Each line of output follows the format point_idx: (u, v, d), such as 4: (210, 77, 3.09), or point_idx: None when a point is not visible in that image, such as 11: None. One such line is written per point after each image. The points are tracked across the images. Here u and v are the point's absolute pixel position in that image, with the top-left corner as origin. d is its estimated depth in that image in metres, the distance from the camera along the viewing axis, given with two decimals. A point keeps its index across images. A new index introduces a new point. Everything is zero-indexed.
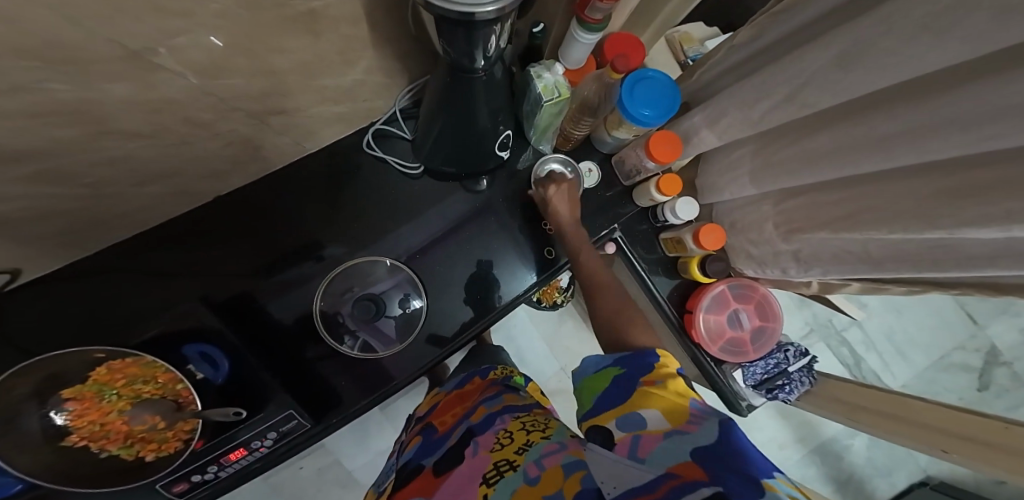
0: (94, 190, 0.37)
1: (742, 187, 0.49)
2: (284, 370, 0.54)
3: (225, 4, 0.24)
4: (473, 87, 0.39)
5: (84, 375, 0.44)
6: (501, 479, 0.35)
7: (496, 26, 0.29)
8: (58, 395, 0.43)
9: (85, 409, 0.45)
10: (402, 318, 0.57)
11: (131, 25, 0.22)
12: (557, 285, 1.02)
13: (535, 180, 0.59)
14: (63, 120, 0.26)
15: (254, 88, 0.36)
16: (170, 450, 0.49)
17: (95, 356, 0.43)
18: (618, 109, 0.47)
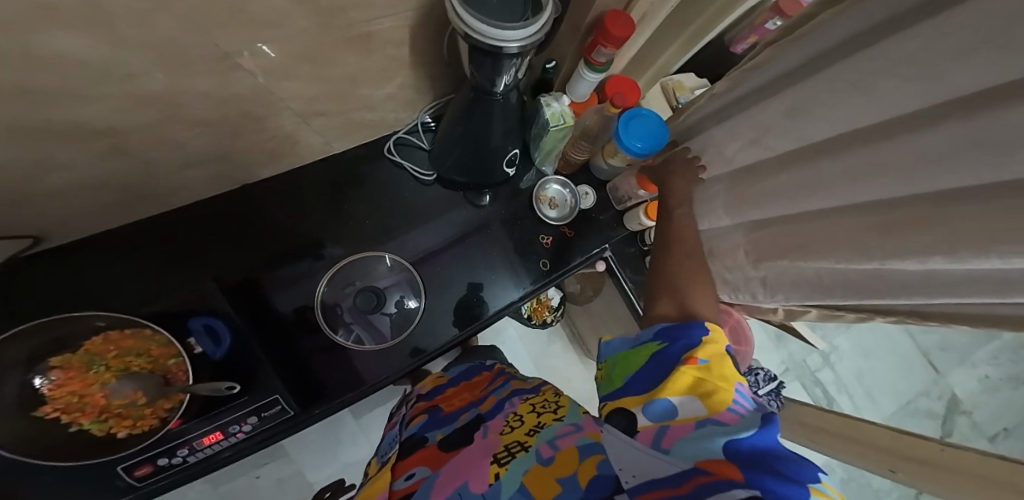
0: (147, 167, 0.41)
1: (718, 218, 0.54)
2: (279, 356, 0.55)
3: (305, 23, 0.30)
4: (491, 107, 0.46)
5: (78, 343, 0.44)
6: (513, 460, 0.36)
7: (517, 59, 0.35)
8: (47, 363, 0.42)
9: (67, 379, 0.43)
10: (397, 316, 0.60)
11: (233, 34, 0.27)
12: (548, 304, 1.07)
13: (537, 203, 0.65)
14: (150, 102, 0.31)
15: (305, 91, 0.41)
16: (144, 427, 0.47)
17: (95, 325, 0.45)
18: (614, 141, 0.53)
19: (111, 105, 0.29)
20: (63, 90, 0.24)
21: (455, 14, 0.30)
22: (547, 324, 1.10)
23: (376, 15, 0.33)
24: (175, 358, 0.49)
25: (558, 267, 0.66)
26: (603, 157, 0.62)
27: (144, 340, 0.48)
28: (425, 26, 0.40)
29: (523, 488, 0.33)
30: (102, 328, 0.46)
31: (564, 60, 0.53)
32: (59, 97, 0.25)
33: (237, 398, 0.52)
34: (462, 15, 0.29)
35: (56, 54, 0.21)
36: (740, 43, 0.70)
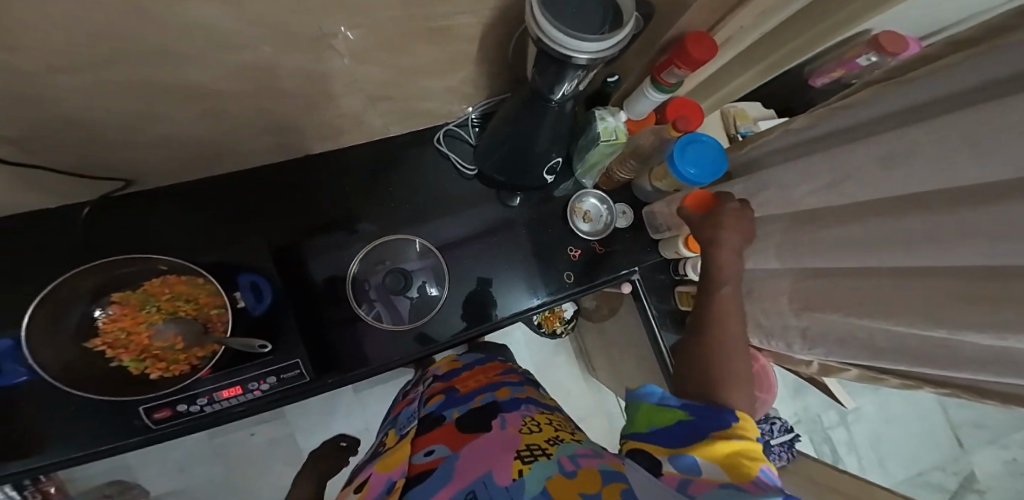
0: (219, 128, 0.43)
1: (766, 260, 0.52)
2: (303, 321, 0.56)
3: (396, 13, 0.30)
4: (544, 113, 0.46)
5: (138, 283, 0.49)
6: (536, 462, 0.35)
7: (581, 71, 0.35)
8: (109, 297, 0.48)
9: (122, 315, 0.49)
10: (418, 301, 0.60)
11: (331, 17, 0.28)
12: (560, 315, 1.04)
13: (571, 210, 0.65)
14: (238, 71, 0.32)
15: (378, 76, 0.42)
16: (175, 372, 0.50)
17: (157, 267, 0.49)
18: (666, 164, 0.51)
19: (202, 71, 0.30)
20: (169, 50, 0.26)
21: (532, 18, 0.30)
22: (557, 335, 1.09)
23: (457, 11, 0.33)
24: (217, 308, 0.52)
25: (582, 282, 0.65)
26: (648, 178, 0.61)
27: (191, 288, 0.51)
28: (498, 27, 0.40)
29: (546, 491, 0.31)
30: (162, 272, 0.50)
31: (630, 77, 0.52)
32: (162, 56, 0.26)
33: (262, 356, 0.53)
34: (539, 21, 0.29)
35: (173, 19, 0.22)
36: (822, 75, 0.68)
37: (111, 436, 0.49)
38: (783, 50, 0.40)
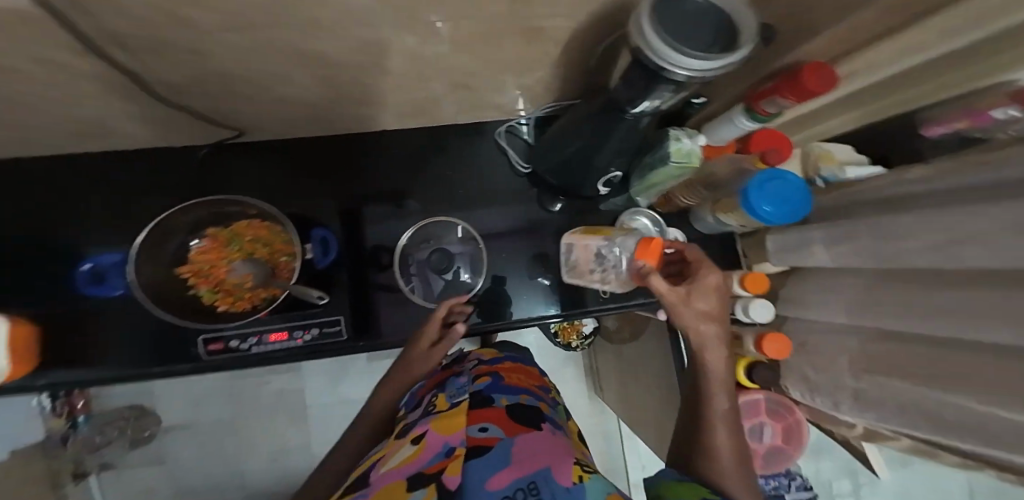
0: (306, 77, 0.45)
1: (832, 313, 0.49)
2: (350, 283, 0.60)
3: None
4: (619, 124, 0.46)
5: (229, 224, 0.59)
6: (595, 474, 0.30)
7: (675, 86, 0.33)
8: (206, 230, 0.58)
9: (210, 248, 0.58)
10: (450, 283, 0.62)
11: None
12: (578, 328, 1.04)
13: (622, 224, 0.64)
14: (343, 25, 0.34)
15: (462, 52, 0.44)
16: (239, 307, 0.57)
17: (248, 210, 0.58)
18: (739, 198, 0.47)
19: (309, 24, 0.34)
20: None
21: (636, 24, 0.27)
22: (573, 348, 1.08)
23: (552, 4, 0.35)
24: (287, 255, 0.59)
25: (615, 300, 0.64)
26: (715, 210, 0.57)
27: (271, 233, 0.59)
28: (584, 30, 0.43)
29: None
30: (251, 216, 0.58)
31: (719, 101, 0.51)
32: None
33: (313, 307, 0.58)
34: (644, 27, 0.26)
35: None
36: (942, 126, 0.35)
37: (176, 359, 0.55)
38: (869, 101, 0.39)
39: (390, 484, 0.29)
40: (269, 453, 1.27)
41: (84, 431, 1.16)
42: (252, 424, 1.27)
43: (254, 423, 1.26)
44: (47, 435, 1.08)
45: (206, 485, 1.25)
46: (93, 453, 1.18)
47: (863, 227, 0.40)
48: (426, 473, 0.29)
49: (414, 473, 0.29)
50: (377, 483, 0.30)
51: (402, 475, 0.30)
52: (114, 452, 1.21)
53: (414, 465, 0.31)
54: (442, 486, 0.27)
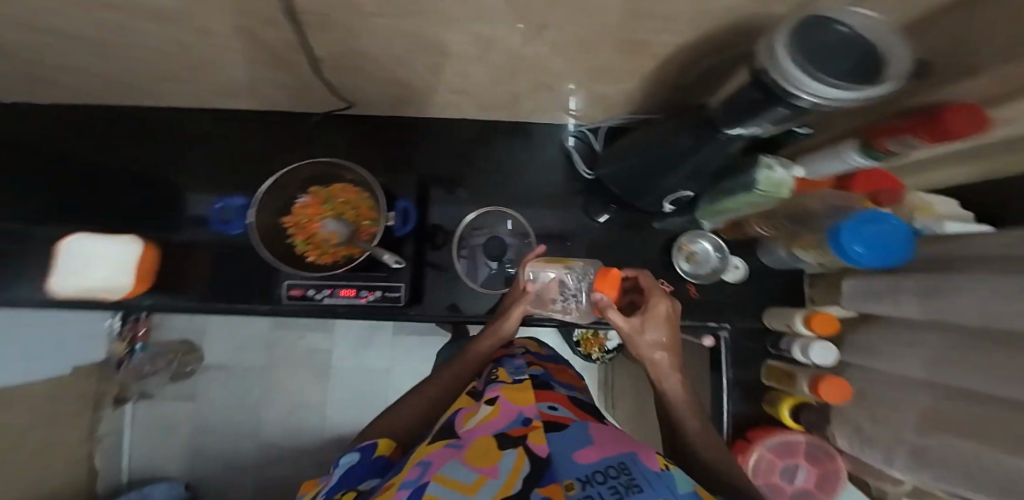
0: (432, 41, 0.52)
1: (909, 366, 0.47)
2: (413, 259, 0.78)
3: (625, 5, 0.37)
4: (710, 142, 0.46)
5: (327, 188, 0.77)
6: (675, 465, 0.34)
7: (786, 111, 0.31)
8: (310, 189, 0.77)
9: (309, 206, 0.76)
10: (496, 269, 0.79)
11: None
12: (600, 341, 1.10)
13: (684, 245, 0.78)
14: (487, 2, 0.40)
15: (569, 45, 0.49)
16: (324, 259, 0.75)
17: (346, 177, 0.76)
18: (828, 237, 0.47)
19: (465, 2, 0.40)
20: None
21: (769, 49, 0.26)
22: (592, 359, 1.13)
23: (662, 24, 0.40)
24: (369, 220, 0.76)
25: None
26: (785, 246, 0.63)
27: (358, 199, 0.76)
28: (685, 55, 0.47)
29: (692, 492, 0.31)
30: (346, 183, 0.76)
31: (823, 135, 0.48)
32: None
33: (378, 273, 0.76)
34: (778, 51, 0.25)
35: None
36: None
37: (281, 302, 0.75)
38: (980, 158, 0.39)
39: (482, 438, 0.36)
40: (287, 406, 1.34)
41: (138, 357, 1.29)
42: (279, 376, 1.35)
43: (284, 375, 1.35)
44: (107, 356, 1.22)
45: (226, 427, 1.34)
46: (137, 381, 1.31)
47: (953, 283, 0.40)
48: (512, 436, 0.36)
49: (499, 433, 0.36)
50: (467, 435, 0.38)
51: (489, 431, 0.37)
52: (155, 383, 1.33)
53: (498, 424, 0.38)
54: (533, 452, 0.33)
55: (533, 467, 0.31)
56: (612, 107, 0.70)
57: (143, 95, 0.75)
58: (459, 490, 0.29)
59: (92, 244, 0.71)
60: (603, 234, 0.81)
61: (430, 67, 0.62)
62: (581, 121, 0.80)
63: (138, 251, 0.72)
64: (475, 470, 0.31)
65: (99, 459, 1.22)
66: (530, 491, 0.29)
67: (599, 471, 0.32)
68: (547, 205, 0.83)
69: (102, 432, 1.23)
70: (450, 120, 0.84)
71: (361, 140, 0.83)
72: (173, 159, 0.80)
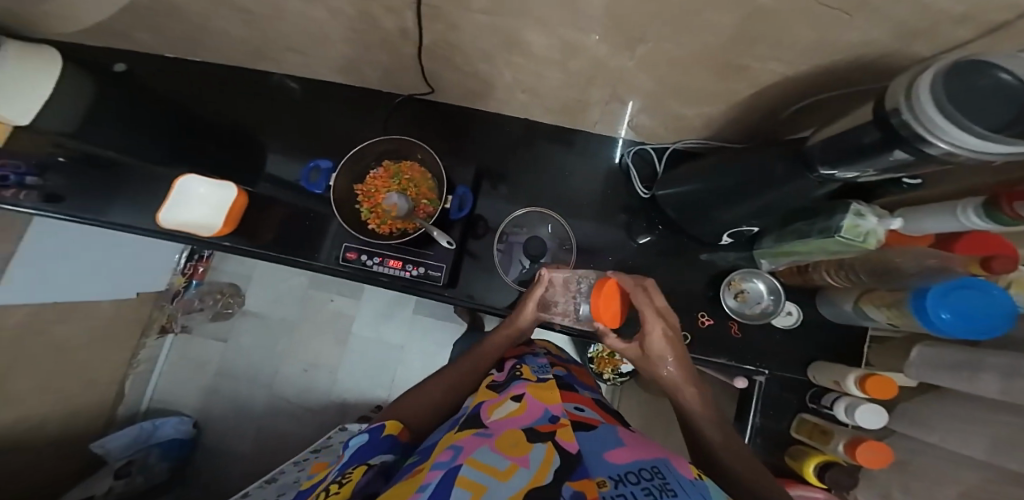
0: (526, 40, 0.54)
1: (970, 447, 0.45)
2: (460, 245, 0.80)
3: (732, 28, 0.37)
4: (793, 180, 0.45)
5: (399, 162, 0.81)
6: None
7: (905, 155, 0.30)
8: (383, 162, 0.81)
9: (379, 176, 0.79)
10: (528, 266, 0.80)
11: (697, 7, 0.35)
12: (615, 364, 1.08)
13: (736, 280, 0.75)
14: (596, 9, 0.41)
15: (658, 64, 0.50)
16: (383, 228, 0.78)
17: (417, 156, 0.80)
18: (910, 307, 0.48)
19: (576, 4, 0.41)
20: None
21: (911, 96, 0.25)
22: (603, 379, 1.11)
23: (767, 51, 0.40)
24: (428, 200, 0.78)
25: (696, 348, 0.74)
26: (854, 299, 0.62)
27: (423, 179, 0.79)
28: (787, 85, 0.46)
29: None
30: (416, 161, 0.81)
31: (938, 188, 0.45)
32: None
33: (425, 252, 0.77)
34: (923, 94, 0.24)
35: None
36: None
37: (333, 263, 0.79)
38: None
39: (510, 430, 0.35)
40: (304, 363, 1.39)
41: (191, 293, 1.40)
42: (304, 334, 1.41)
43: (309, 334, 1.40)
44: (167, 287, 1.32)
45: (247, 372, 1.40)
46: (183, 315, 1.41)
47: None
48: (539, 431, 0.35)
49: (527, 427, 0.36)
50: (497, 426, 0.37)
51: (517, 425, 0.36)
52: (197, 319, 1.43)
53: (524, 421, 0.37)
54: (561, 447, 0.32)
55: (563, 461, 0.30)
56: (685, 130, 0.69)
57: (244, 53, 0.82)
58: (492, 475, 0.28)
59: (196, 186, 0.77)
60: (648, 255, 0.80)
61: (512, 67, 0.65)
62: (647, 139, 0.79)
63: (232, 197, 0.78)
64: (506, 458, 0.30)
65: (129, 384, 1.32)
66: (561, 482, 0.27)
67: (632, 471, 0.30)
68: (598, 216, 0.82)
69: (141, 358, 1.33)
70: (517, 119, 0.86)
71: (428, 128, 0.87)
72: (257, 117, 0.87)
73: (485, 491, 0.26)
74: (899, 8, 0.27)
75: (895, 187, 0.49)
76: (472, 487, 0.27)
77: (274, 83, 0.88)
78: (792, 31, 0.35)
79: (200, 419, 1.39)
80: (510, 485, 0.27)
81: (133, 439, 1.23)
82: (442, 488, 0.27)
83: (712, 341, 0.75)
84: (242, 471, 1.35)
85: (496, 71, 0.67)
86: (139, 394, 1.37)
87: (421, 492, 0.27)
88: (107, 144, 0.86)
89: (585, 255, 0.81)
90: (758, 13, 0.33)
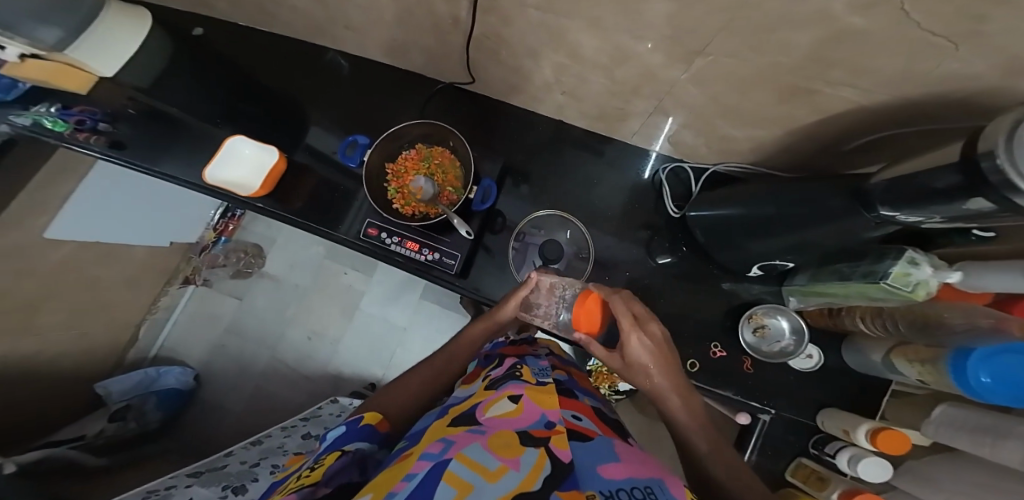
0: (578, 41, 0.53)
1: None
2: (478, 236, 0.79)
3: (805, 49, 0.35)
4: (842, 216, 0.42)
5: (431, 146, 0.80)
6: None
7: (981, 201, 0.28)
8: (416, 144, 0.81)
9: (410, 158, 0.79)
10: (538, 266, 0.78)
11: (770, 25, 0.34)
12: None
13: (758, 314, 0.71)
14: (660, 17, 0.40)
15: (713, 81, 0.48)
16: (406, 210, 0.77)
17: (449, 142, 0.79)
18: (951, 376, 0.45)
19: (642, 8, 0.40)
20: None
21: (1009, 138, 0.23)
22: None
23: (839, 77, 0.38)
24: (452, 188, 0.78)
25: (704, 377, 0.72)
26: (885, 351, 0.59)
27: (451, 166, 0.79)
28: (857, 116, 0.44)
29: None
30: (448, 147, 0.80)
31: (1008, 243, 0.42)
32: None
33: (442, 239, 0.76)
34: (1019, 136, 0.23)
35: None
36: None
37: (353, 237, 0.79)
38: None
39: (504, 430, 0.34)
40: (309, 331, 1.41)
41: (218, 249, 1.43)
42: (314, 303, 1.42)
43: (317, 304, 1.42)
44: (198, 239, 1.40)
45: (254, 332, 1.43)
46: (207, 268, 1.44)
47: None
48: (534, 435, 0.32)
49: (521, 430, 0.34)
50: (491, 425, 0.36)
51: (512, 427, 0.34)
52: (219, 275, 1.46)
53: (520, 423, 0.35)
54: (554, 455, 0.29)
55: (556, 468, 0.27)
56: (731, 152, 0.67)
57: (298, 22, 0.83)
58: (480, 474, 0.26)
59: (243, 147, 0.79)
60: (668, 274, 0.77)
61: (558, 69, 0.64)
62: (686, 157, 0.76)
63: (272, 162, 0.78)
64: (497, 458, 0.28)
65: (144, 329, 1.37)
66: (550, 492, 0.25)
67: (624, 489, 0.27)
68: (622, 228, 0.81)
69: (161, 305, 1.38)
70: (555, 119, 0.84)
71: (464, 118, 0.86)
72: (302, 85, 0.89)
73: (472, 490, 0.24)
74: (1015, 43, 0.25)
75: (960, 238, 0.45)
76: (458, 486, 0.25)
77: (322, 54, 0.89)
78: (881, 57, 0.33)
79: (202, 373, 1.42)
80: (500, 485, 0.24)
81: (136, 384, 1.27)
82: (427, 483, 0.25)
83: (722, 372, 0.72)
84: (231, 429, 1.37)
85: (542, 69, 0.66)
86: (150, 339, 1.40)
87: (407, 483, 0.26)
88: (160, 94, 0.88)
89: (603, 266, 0.79)
90: (846, 36, 0.32)
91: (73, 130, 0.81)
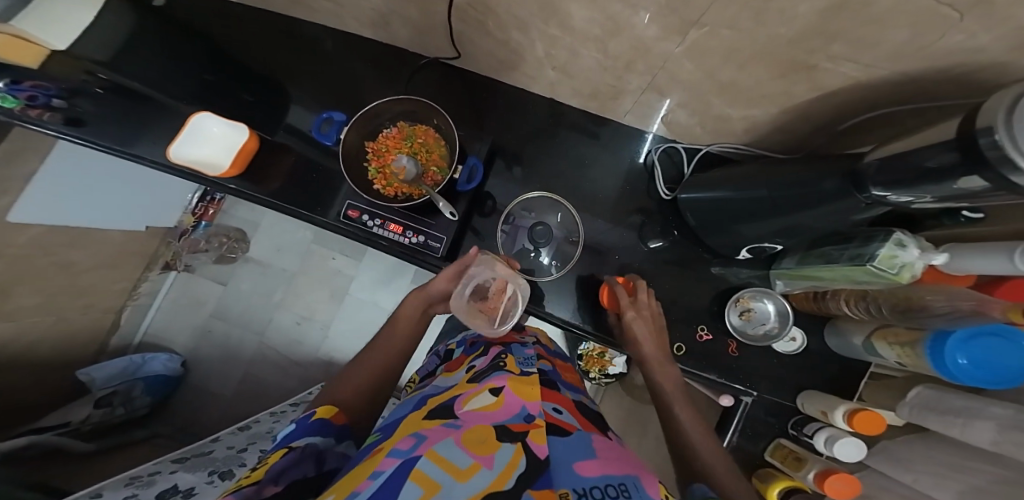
0: (568, 11, 0.50)
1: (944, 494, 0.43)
2: (463, 219, 0.77)
3: (805, 19, 0.34)
4: (831, 197, 0.42)
5: (414, 124, 0.77)
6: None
7: (976, 178, 0.27)
8: (398, 122, 0.78)
9: (392, 137, 0.76)
10: (524, 249, 0.78)
11: None
12: (605, 364, 1.07)
13: (746, 297, 0.71)
14: None
15: (709, 55, 0.46)
16: (388, 191, 0.74)
17: (432, 121, 0.76)
18: (935, 359, 0.44)
19: None
20: None
21: (1010, 110, 0.22)
22: (588, 377, 1.10)
23: (839, 50, 0.36)
24: (437, 168, 0.75)
25: (688, 361, 0.73)
26: (866, 333, 0.60)
27: (436, 145, 0.76)
28: (855, 92, 0.43)
29: None
30: (432, 126, 0.77)
31: (997, 224, 0.41)
32: None
33: (426, 221, 0.74)
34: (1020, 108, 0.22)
35: None
36: None
37: (336, 219, 0.76)
38: None
39: (480, 425, 0.33)
40: (296, 316, 1.39)
41: (198, 233, 1.38)
42: (301, 287, 1.39)
43: (304, 289, 1.39)
44: (176, 224, 1.34)
45: (240, 318, 1.40)
46: (188, 254, 1.40)
47: None
48: (511, 430, 0.32)
49: (498, 424, 0.33)
50: (467, 419, 0.35)
51: (489, 421, 0.33)
52: (202, 260, 1.42)
53: (497, 416, 0.34)
54: (530, 451, 0.29)
55: (530, 466, 0.27)
56: (725, 132, 0.65)
57: None
58: (451, 473, 0.25)
59: (210, 125, 0.73)
60: (658, 257, 0.77)
61: (548, 43, 0.61)
62: (679, 137, 0.74)
63: (243, 140, 0.74)
64: (471, 455, 0.27)
65: (127, 315, 1.33)
66: (522, 491, 0.24)
67: (599, 487, 0.27)
68: (613, 211, 0.79)
69: (142, 291, 1.35)
70: (545, 98, 0.81)
71: (451, 95, 0.83)
72: (279, 59, 0.84)
73: (439, 491, 0.23)
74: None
75: (950, 221, 0.46)
76: (426, 485, 0.24)
77: (299, 26, 0.84)
78: (884, 28, 0.31)
79: (190, 359, 1.40)
80: (469, 485, 0.24)
81: (121, 370, 1.24)
82: (393, 481, 0.24)
83: (707, 356, 0.73)
84: (220, 415, 1.35)
85: (531, 42, 0.63)
86: (134, 325, 1.37)
87: (372, 482, 0.25)
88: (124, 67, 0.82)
89: (592, 250, 0.78)
90: (848, 5, 0.30)
91: (23, 106, 0.74)
